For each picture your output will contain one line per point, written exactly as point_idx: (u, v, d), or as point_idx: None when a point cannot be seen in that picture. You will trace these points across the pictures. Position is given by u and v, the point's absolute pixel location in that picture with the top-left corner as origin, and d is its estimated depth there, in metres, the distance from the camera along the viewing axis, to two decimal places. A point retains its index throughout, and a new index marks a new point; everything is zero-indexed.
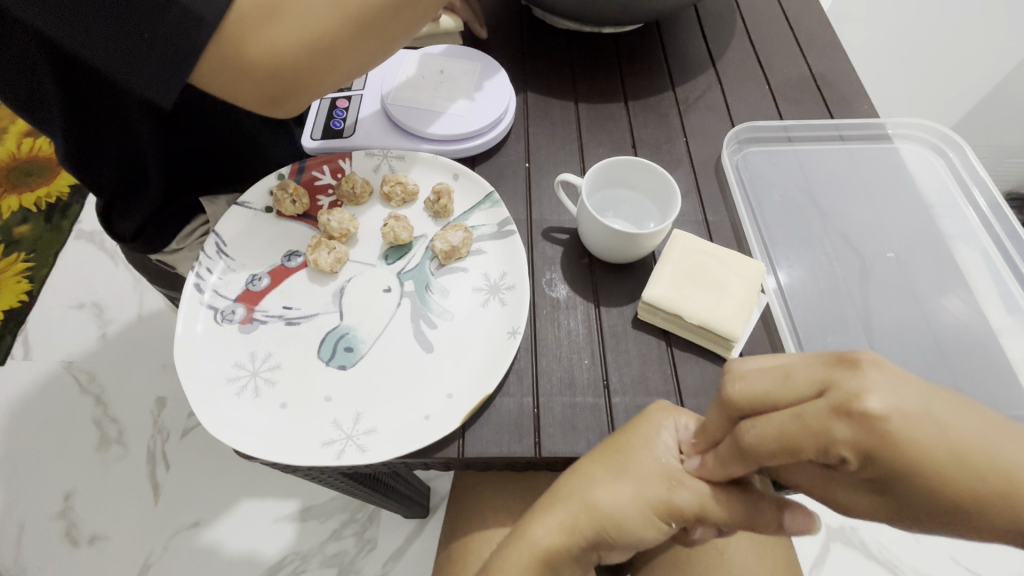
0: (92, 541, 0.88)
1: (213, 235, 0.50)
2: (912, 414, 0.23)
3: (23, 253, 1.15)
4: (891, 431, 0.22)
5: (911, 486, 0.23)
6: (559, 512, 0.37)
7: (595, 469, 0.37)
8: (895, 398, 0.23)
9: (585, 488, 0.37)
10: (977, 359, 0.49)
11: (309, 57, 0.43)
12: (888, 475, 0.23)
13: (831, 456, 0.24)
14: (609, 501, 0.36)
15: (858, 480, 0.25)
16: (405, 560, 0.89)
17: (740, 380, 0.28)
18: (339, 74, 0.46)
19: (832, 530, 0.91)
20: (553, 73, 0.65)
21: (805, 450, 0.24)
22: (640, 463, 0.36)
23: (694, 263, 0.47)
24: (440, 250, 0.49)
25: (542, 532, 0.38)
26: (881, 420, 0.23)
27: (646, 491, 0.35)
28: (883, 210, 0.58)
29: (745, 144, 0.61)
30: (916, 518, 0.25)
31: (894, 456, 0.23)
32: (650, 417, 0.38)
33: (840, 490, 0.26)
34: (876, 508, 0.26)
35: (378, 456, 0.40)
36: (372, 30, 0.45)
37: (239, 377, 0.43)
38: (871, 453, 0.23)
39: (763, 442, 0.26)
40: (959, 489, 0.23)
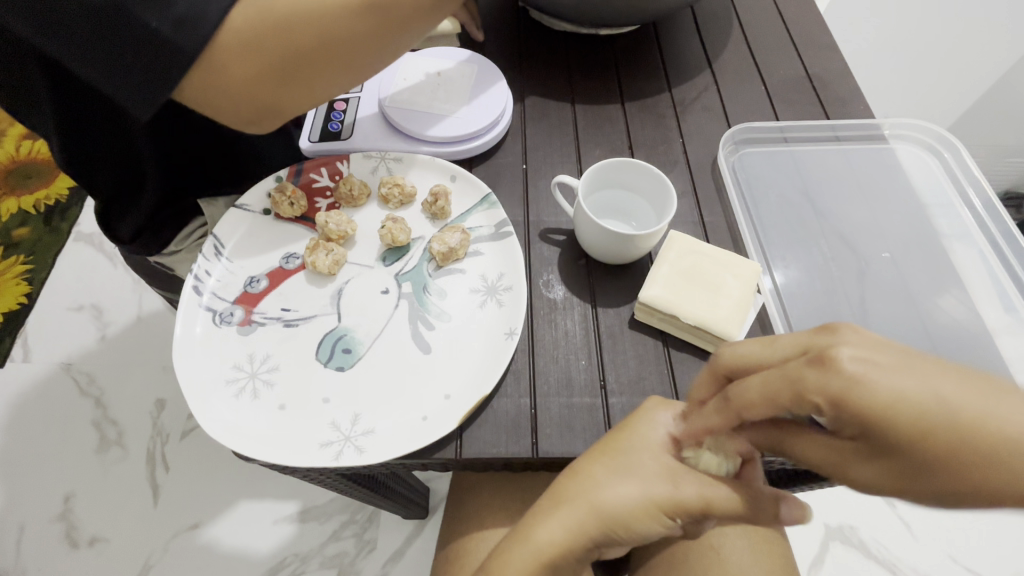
0: (92, 543, 0.88)
1: (212, 238, 0.50)
2: (885, 366, 0.25)
3: (22, 256, 1.15)
4: (860, 376, 0.25)
5: (885, 433, 0.25)
6: (563, 511, 0.37)
7: (598, 467, 0.37)
8: (861, 349, 0.26)
9: (592, 489, 0.36)
10: (971, 358, 0.49)
11: (280, 80, 0.44)
12: (867, 426, 0.25)
13: (807, 402, 0.26)
14: (616, 498, 0.36)
15: (848, 442, 0.27)
16: (404, 561, 0.89)
17: (732, 346, 0.31)
18: (314, 96, 0.47)
19: (831, 529, 0.91)
20: (550, 75, 0.65)
21: (782, 399, 0.27)
22: (643, 460, 0.37)
23: (690, 264, 0.47)
24: (437, 252, 0.49)
25: (547, 536, 0.37)
26: (849, 368, 0.25)
27: (653, 489, 0.35)
28: (878, 210, 0.58)
29: (741, 145, 0.62)
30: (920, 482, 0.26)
31: (861, 402, 0.25)
32: (647, 412, 0.39)
33: (853, 462, 0.27)
34: (880, 476, 0.27)
35: (376, 457, 0.40)
36: (345, 57, 0.44)
37: (238, 379, 0.44)
38: (843, 403, 0.25)
39: (751, 393, 0.28)
40: (941, 438, 0.24)
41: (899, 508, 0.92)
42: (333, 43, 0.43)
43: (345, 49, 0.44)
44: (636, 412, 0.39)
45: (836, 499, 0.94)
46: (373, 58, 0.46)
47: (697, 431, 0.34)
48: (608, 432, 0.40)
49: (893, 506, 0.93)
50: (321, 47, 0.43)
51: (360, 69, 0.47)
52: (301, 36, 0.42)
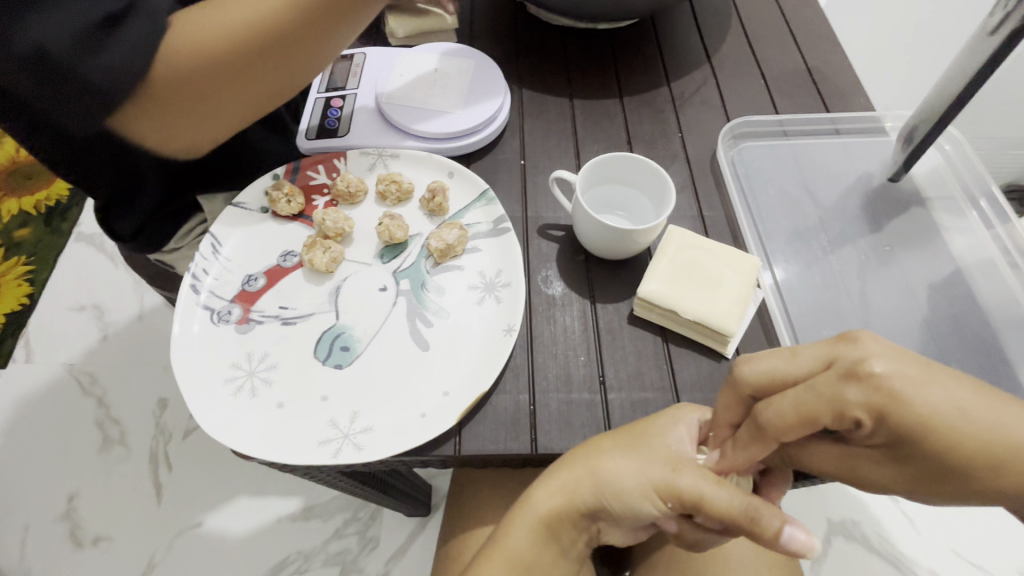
0: (96, 542, 0.89)
1: (209, 236, 0.50)
2: (915, 381, 0.29)
3: (24, 257, 1.16)
4: (895, 390, 0.28)
5: (921, 445, 0.29)
6: (561, 478, 0.38)
7: (606, 443, 0.38)
8: (892, 362, 0.29)
9: (593, 458, 0.38)
10: (973, 354, 0.49)
11: (208, 97, 0.45)
12: (905, 437, 0.29)
13: (848, 417, 0.29)
14: (613, 474, 0.36)
15: (873, 450, 0.31)
16: (407, 559, 0.89)
17: (750, 363, 0.33)
18: (246, 106, 0.48)
19: (833, 524, 0.91)
20: (547, 70, 0.65)
21: (823, 419, 0.29)
22: (649, 446, 0.37)
23: (687, 259, 0.47)
24: (435, 249, 0.49)
25: (543, 499, 0.38)
26: (884, 381, 0.28)
27: (650, 468, 0.35)
28: (878, 203, 0.58)
29: (740, 138, 0.61)
30: (933, 484, 0.31)
31: (901, 415, 0.28)
32: (676, 412, 0.39)
33: (864, 464, 0.32)
34: (898, 478, 0.31)
35: (375, 455, 0.40)
36: (272, 68, 0.46)
37: (236, 377, 0.44)
38: (885, 413, 0.28)
39: (785, 420, 0.30)
40: (962, 450, 0.29)
41: (901, 502, 0.92)
42: (260, 57, 0.45)
43: (273, 60, 0.46)
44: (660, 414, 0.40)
45: (838, 493, 0.94)
46: (303, 65, 0.48)
47: (728, 462, 0.34)
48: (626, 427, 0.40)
49: (895, 500, 0.92)
50: (249, 64, 0.45)
51: (292, 76, 0.48)
52: (228, 55, 0.43)
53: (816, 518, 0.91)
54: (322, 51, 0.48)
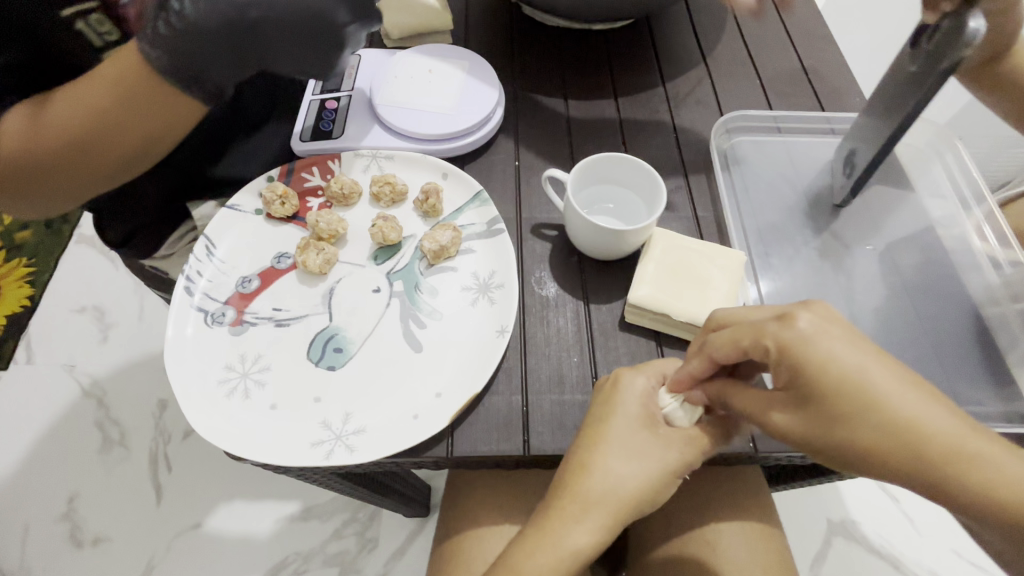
0: (96, 543, 0.89)
1: (204, 238, 0.50)
2: (838, 340, 0.34)
3: (25, 259, 1.16)
4: (812, 339, 0.34)
5: (812, 386, 0.34)
6: (585, 505, 0.38)
7: (607, 458, 0.39)
8: (822, 322, 0.35)
9: (611, 481, 0.38)
10: (969, 354, 0.49)
11: (31, 186, 0.44)
12: (800, 376, 0.35)
13: (762, 343, 0.36)
14: (624, 478, 0.39)
15: (781, 394, 0.36)
16: (405, 559, 0.89)
17: (726, 308, 0.39)
18: (80, 193, 0.47)
19: (833, 525, 0.90)
20: (541, 71, 0.65)
21: (746, 345, 0.36)
22: (626, 435, 0.39)
23: (678, 260, 0.47)
24: (428, 250, 0.49)
25: (575, 530, 0.38)
26: (806, 328, 0.35)
27: (669, 462, 0.39)
28: (873, 203, 0.58)
29: (736, 136, 0.61)
30: (820, 436, 0.35)
31: (807, 358, 0.34)
32: (626, 386, 0.40)
33: (772, 408, 0.36)
34: (793, 426, 0.36)
35: (367, 456, 0.40)
36: (93, 164, 0.44)
37: (230, 379, 0.44)
38: (789, 350, 0.35)
39: (721, 343, 0.37)
40: (849, 400, 0.34)
41: (901, 502, 0.91)
42: (75, 154, 0.43)
43: (90, 156, 0.43)
44: (608, 386, 0.41)
45: (838, 494, 0.93)
46: (136, 159, 0.46)
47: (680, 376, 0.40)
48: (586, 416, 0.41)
49: (895, 500, 0.92)
50: (63, 158, 0.43)
51: (119, 166, 0.45)
52: (43, 150, 0.42)
53: (816, 519, 0.91)
54: (158, 147, 0.46)
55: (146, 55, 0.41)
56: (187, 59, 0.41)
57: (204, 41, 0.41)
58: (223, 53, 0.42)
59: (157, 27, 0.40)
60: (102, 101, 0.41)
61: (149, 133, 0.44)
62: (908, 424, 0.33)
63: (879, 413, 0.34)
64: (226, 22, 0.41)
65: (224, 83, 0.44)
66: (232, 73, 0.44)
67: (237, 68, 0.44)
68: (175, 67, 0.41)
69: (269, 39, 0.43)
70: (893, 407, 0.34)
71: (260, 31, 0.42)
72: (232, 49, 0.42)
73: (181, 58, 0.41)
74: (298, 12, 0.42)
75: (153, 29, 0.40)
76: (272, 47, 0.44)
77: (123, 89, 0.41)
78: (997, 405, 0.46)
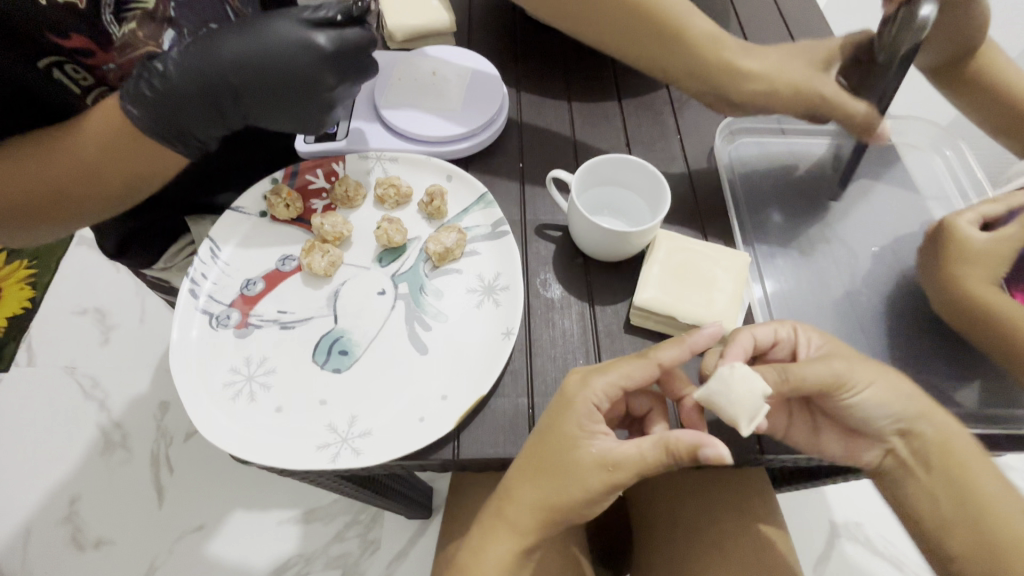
0: (98, 546, 0.89)
1: (208, 241, 0.50)
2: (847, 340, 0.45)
3: (26, 262, 1.16)
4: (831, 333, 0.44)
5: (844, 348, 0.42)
6: (519, 510, 0.39)
7: (529, 468, 0.39)
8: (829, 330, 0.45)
9: (533, 490, 0.38)
10: (975, 355, 0.49)
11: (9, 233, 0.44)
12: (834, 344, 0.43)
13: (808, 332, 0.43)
14: (551, 489, 0.38)
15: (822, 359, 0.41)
16: (407, 562, 0.89)
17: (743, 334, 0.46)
18: (62, 234, 0.47)
19: (836, 526, 0.90)
20: (545, 73, 0.65)
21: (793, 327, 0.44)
22: (560, 450, 0.38)
23: (683, 261, 0.47)
24: (433, 253, 0.49)
25: (511, 529, 0.40)
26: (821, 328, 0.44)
27: (588, 479, 0.37)
28: (877, 205, 0.58)
29: (739, 137, 0.61)
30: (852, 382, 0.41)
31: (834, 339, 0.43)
32: (572, 392, 0.39)
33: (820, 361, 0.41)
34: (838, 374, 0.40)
35: (373, 459, 0.40)
36: (76, 211, 0.45)
37: (235, 382, 0.44)
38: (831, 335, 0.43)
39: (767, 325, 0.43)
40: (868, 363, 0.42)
41: None
42: (56, 203, 0.43)
43: (74, 204, 0.44)
44: (560, 402, 0.40)
45: (841, 496, 0.93)
46: (117, 199, 0.46)
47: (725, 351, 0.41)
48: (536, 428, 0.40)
49: None
50: (44, 206, 0.43)
51: (102, 206, 0.46)
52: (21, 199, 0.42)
53: (819, 520, 0.91)
54: (142, 190, 0.47)
55: (127, 112, 0.42)
56: (170, 118, 0.43)
57: (182, 99, 0.42)
58: (206, 112, 0.44)
59: (140, 87, 0.42)
60: (85, 152, 0.42)
61: (133, 178, 0.45)
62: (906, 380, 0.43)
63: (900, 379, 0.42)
64: (205, 83, 0.43)
65: (209, 137, 0.46)
66: (216, 128, 0.46)
67: (221, 123, 0.46)
68: (158, 126, 0.42)
69: (251, 97, 0.45)
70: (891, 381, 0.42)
71: (241, 91, 0.44)
72: (212, 107, 0.44)
73: (162, 120, 0.43)
74: (279, 75, 0.44)
75: (134, 87, 0.42)
76: (255, 103, 0.46)
77: (109, 142, 0.42)
78: (1000, 407, 0.46)
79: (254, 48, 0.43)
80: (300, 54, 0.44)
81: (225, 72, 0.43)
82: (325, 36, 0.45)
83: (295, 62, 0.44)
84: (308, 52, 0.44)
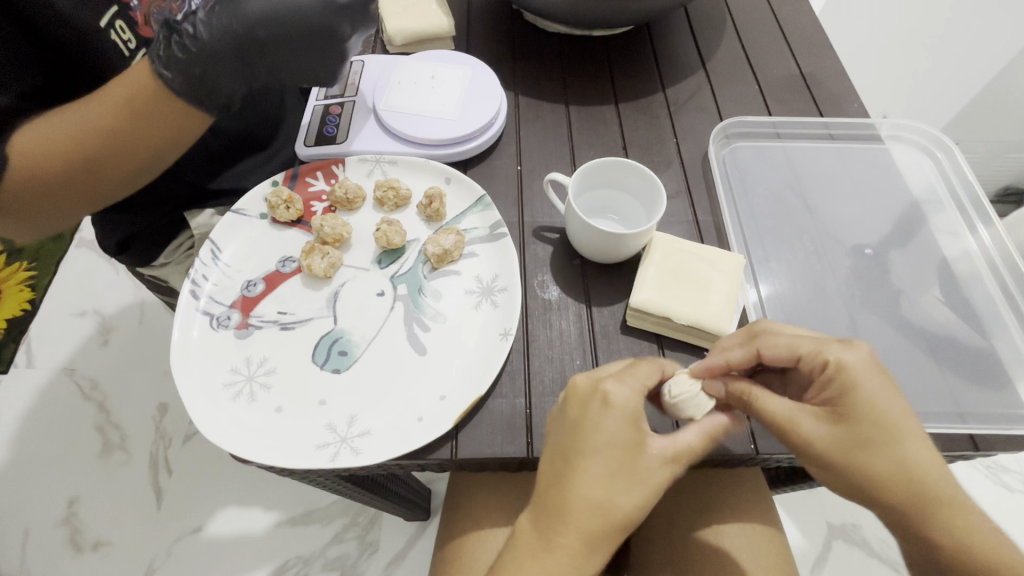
0: (96, 547, 0.89)
1: (209, 243, 0.50)
2: (876, 383, 0.37)
3: (25, 263, 1.17)
4: (856, 378, 0.37)
5: (853, 407, 0.37)
6: (572, 536, 0.36)
7: (587, 475, 0.36)
8: (869, 363, 0.37)
9: (591, 501, 0.36)
10: (967, 357, 0.49)
11: (42, 211, 0.45)
12: (841, 398, 0.37)
13: (817, 363, 0.38)
14: (611, 505, 0.36)
15: (821, 410, 0.38)
16: (406, 562, 0.89)
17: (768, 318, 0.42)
18: (89, 209, 0.47)
19: (833, 528, 0.91)
20: (543, 76, 0.66)
21: (802, 352, 0.39)
22: (624, 457, 0.37)
23: (678, 263, 0.47)
24: (432, 254, 0.49)
25: (559, 562, 0.36)
26: (856, 369, 0.37)
27: (650, 483, 0.37)
28: (870, 207, 0.59)
29: (734, 139, 0.62)
30: (831, 458, 0.37)
31: (853, 392, 0.37)
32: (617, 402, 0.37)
33: (805, 418, 0.38)
34: (819, 441, 0.37)
35: (372, 459, 0.40)
36: (106, 182, 0.45)
37: (235, 383, 0.44)
38: (841, 377, 0.37)
39: (780, 344, 0.39)
40: (869, 432, 0.36)
41: None
42: (87, 175, 0.44)
43: (103, 175, 0.44)
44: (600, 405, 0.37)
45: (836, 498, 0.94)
46: (149, 164, 0.46)
47: (716, 365, 0.41)
48: (557, 429, 0.39)
49: None
50: (75, 179, 0.43)
51: (136, 172, 0.46)
52: (52, 175, 0.42)
53: (816, 523, 0.91)
54: (168, 157, 0.47)
55: (159, 74, 0.43)
56: (201, 74, 0.44)
57: (214, 56, 0.44)
58: (236, 66, 0.46)
59: (171, 50, 0.43)
60: (109, 119, 0.42)
61: (162, 142, 0.45)
62: (903, 441, 0.37)
63: (883, 453, 0.36)
64: (235, 41, 0.45)
65: (234, 93, 0.47)
66: (240, 86, 0.47)
67: (245, 80, 0.48)
68: (190, 83, 0.44)
69: (274, 51, 0.47)
70: (892, 456, 0.37)
71: (268, 48, 0.47)
72: (240, 62, 0.46)
73: (193, 74, 0.44)
74: (301, 26, 0.47)
75: (166, 50, 0.43)
76: (280, 57, 0.48)
77: (134, 107, 0.43)
78: (994, 408, 0.47)
79: (278, 4, 0.46)
80: (321, 8, 0.47)
81: (253, 28, 0.46)
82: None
83: (316, 15, 0.47)
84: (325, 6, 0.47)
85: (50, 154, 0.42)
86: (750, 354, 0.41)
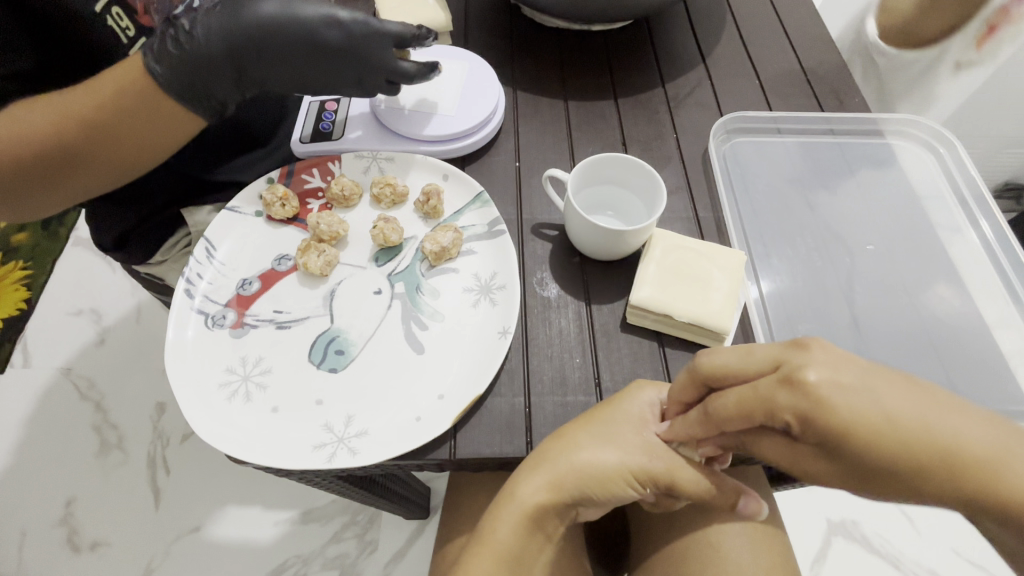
0: (93, 548, 0.88)
1: (204, 241, 0.50)
2: (848, 388, 0.29)
3: (21, 262, 1.16)
4: (824, 397, 0.29)
5: (850, 446, 0.29)
6: (542, 479, 0.39)
7: (581, 435, 0.40)
8: (830, 371, 0.29)
9: (572, 453, 0.39)
10: (970, 352, 0.49)
11: (12, 199, 0.43)
12: (829, 440, 0.29)
13: (778, 421, 0.30)
14: (589, 462, 0.39)
15: (812, 449, 0.31)
16: (405, 561, 0.89)
17: (710, 354, 0.35)
18: (72, 199, 0.47)
19: (833, 524, 0.90)
20: (542, 72, 0.65)
21: (756, 416, 0.31)
22: (611, 420, 0.40)
23: (678, 260, 0.47)
24: (430, 252, 0.49)
25: (517, 492, 0.40)
26: (817, 389, 0.29)
27: (630, 458, 0.39)
28: (871, 202, 0.58)
29: (734, 134, 0.61)
30: (871, 486, 0.30)
31: (828, 419, 0.29)
32: (636, 389, 0.41)
33: (807, 460, 0.31)
34: (833, 474, 0.31)
35: (369, 459, 0.40)
36: (89, 173, 0.45)
37: (231, 382, 0.43)
38: (809, 421, 0.29)
39: (727, 409, 0.32)
40: (893, 454, 0.29)
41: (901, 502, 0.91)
42: (65, 167, 0.43)
43: (83, 168, 0.44)
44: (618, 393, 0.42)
45: (836, 494, 0.94)
46: (138, 158, 0.46)
47: (680, 433, 0.37)
48: (586, 410, 0.42)
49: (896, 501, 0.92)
50: (52, 169, 0.43)
51: (124, 165, 0.46)
52: (34, 159, 0.41)
53: (815, 519, 0.91)
54: (152, 159, 0.47)
55: (151, 69, 0.43)
56: (191, 75, 0.44)
57: (207, 58, 0.44)
58: (228, 72, 0.45)
59: (165, 43, 0.43)
60: (97, 111, 0.42)
61: (154, 138, 0.45)
62: (931, 437, 0.29)
63: (920, 464, 0.29)
64: (231, 44, 0.45)
65: (226, 99, 0.47)
66: (233, 92, 0.47)
67: (238, 88, 0.47)
68: (180, 80, 0.43)
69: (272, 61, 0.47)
70: (938, 448, 0.29)
71: (265, 55, 0.46)
72: (233, 68, 0.45)
73: (184, 74, 0.43)
74: (302, 40, 0.47)
75: (160, 44, 0.43)
76: (277, 66, 0.48)
77: (124, 102, 0.42)
78: (999, 405, 0.46)
79: (285, 15, 0.46)
80: (328, 23, 0.47)
81: (253, 35, 0.45)
82: (348, 11, 0.48)
83: (323, 32, 0.47)
84: (335, 25, 0.47)
85: (40, 135, 0.41)
86: (714, 427, 0.34)
